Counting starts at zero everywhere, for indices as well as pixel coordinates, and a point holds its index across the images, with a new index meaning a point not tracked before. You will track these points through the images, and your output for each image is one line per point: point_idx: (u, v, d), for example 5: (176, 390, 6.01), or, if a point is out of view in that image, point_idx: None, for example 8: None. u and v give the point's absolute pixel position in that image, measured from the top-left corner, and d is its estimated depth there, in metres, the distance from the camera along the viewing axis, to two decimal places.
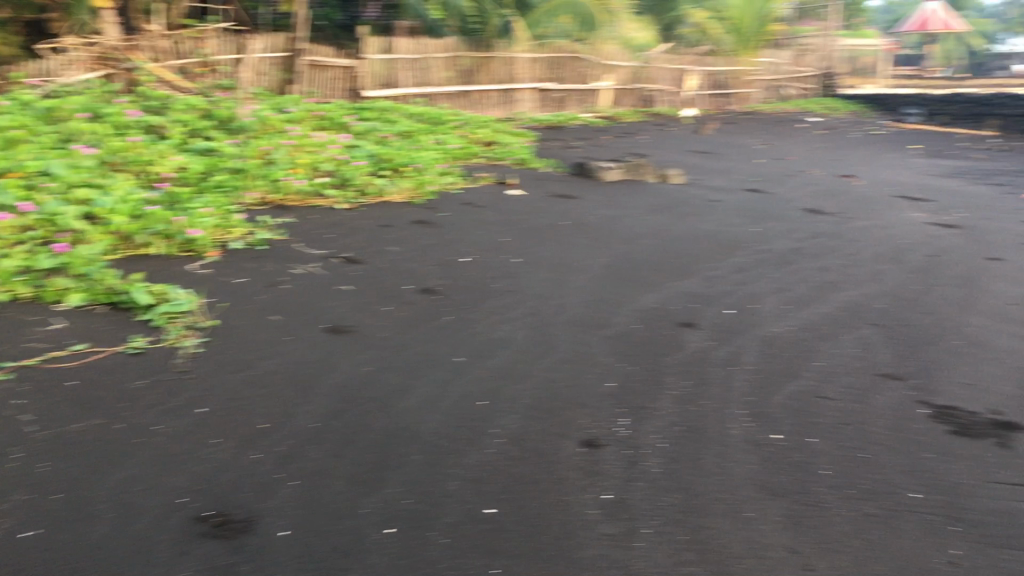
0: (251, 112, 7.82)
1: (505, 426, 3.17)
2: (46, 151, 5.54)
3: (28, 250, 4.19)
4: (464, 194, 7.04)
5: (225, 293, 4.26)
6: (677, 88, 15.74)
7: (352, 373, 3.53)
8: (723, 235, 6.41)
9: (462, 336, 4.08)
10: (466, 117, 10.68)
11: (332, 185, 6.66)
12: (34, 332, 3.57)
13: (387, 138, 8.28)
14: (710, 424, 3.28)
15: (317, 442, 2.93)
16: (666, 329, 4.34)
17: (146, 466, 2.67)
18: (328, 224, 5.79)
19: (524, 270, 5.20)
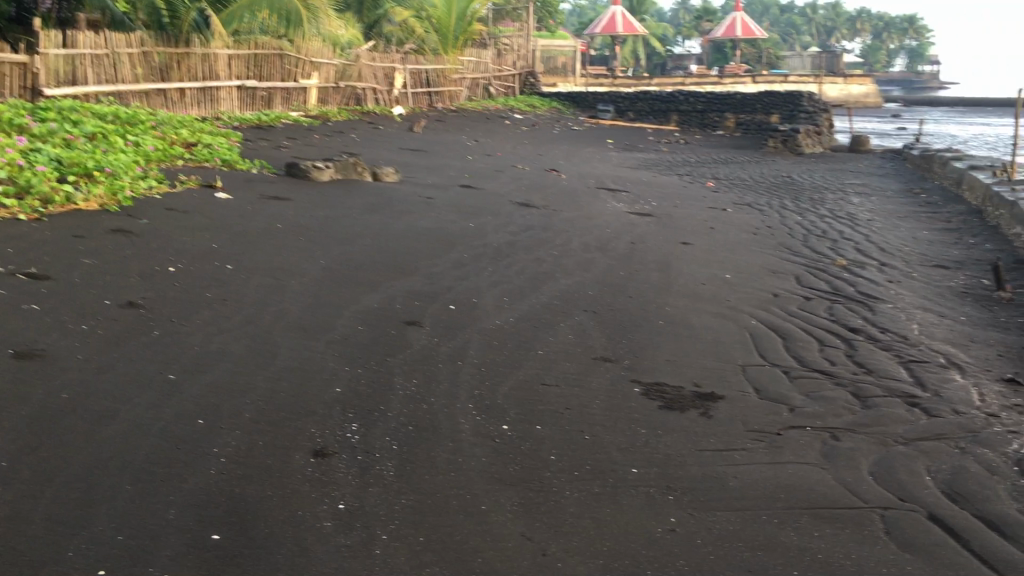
0: None
1: (228, 443, 2.99)
2: None
3: None
4: (166, 199, 6.60)
5: None
6: (386, 86, 15.78)
7: (46, 402, 3.16)
8: (440, 231, 6.48)
9: (174, 351, 3.80)
10: (164, 117, 10.04)
11: (10, 194, 5.97)
12: None
13: (74, 140, 7.58)
14: (441, 421, 3.29)
15: (7, 484, 2.60)
16: (391, 329, 4.30)
17: None
18: (6, 237, 5.18)
19: (238, 276, 4.95)
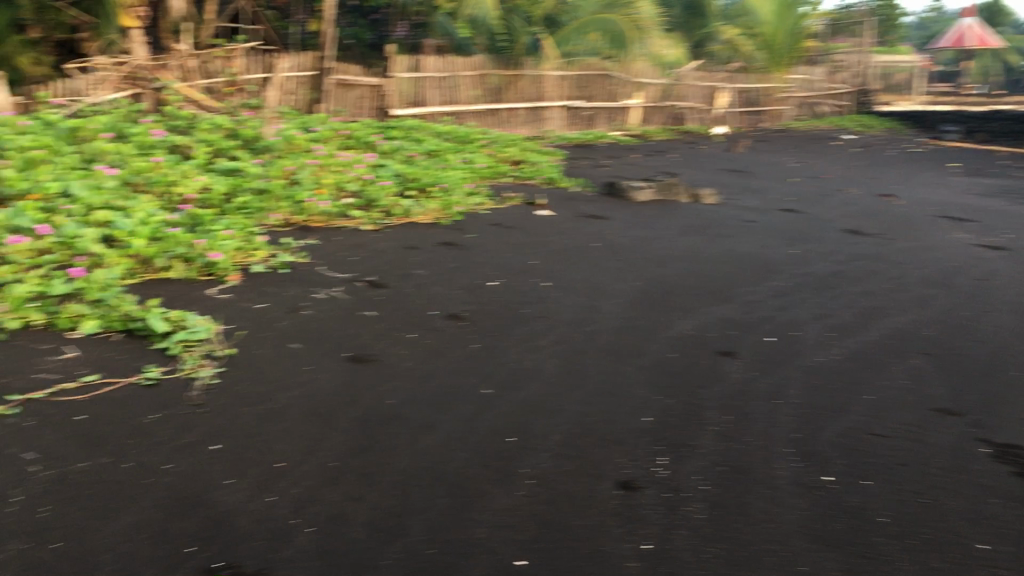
0: (277, 130, 7.65)
1: (536, 465, 3.00)
2: (67, 170, 5.35)
3: (43, 273, 3.98)
4: (492, 215, 6.89)
5: (245, 319, 4.11)
6: (708, 106, 15.55)
7: (374, 407, 3.35)
8: (759, 257, 6.19)
9: (491, 365, 3.90)
10: (494, 136, 10.55)
11: (358, 206, 6.49)
12: (45, 363, 3.34)
13: (415, 157, 8.14)
14: (756, 463, 3.07)
15: (336, 484, 2.76)
16: (705, 358, 4.13)
17: (154, 509, 2.50)
18: (352, 246, 5.64)
19: (554, 295, 5.02)
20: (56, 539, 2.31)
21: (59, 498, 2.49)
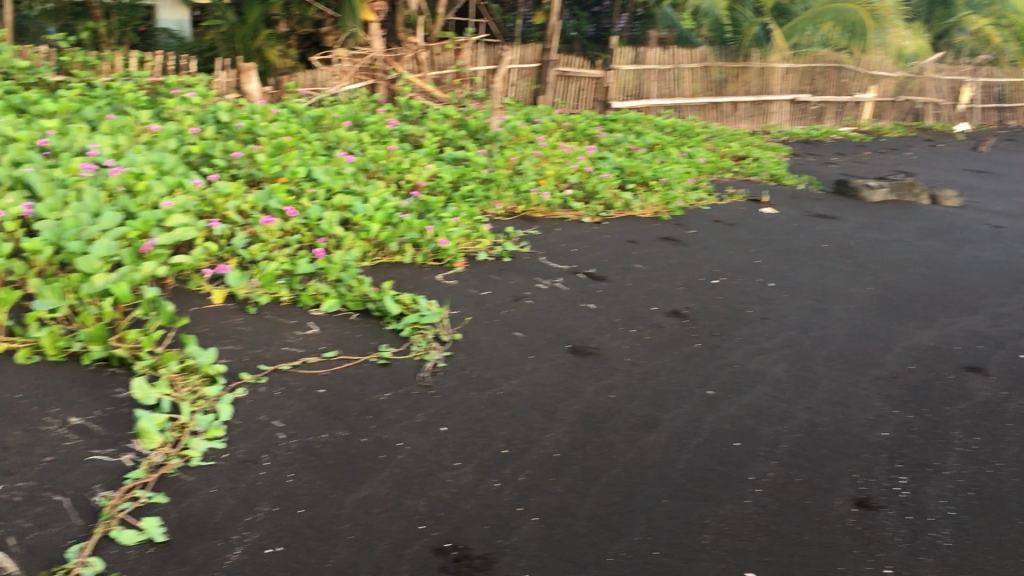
0: (502, 121, 7.79)
1: (763, 473, 2.89)
2: (311, 156, 5.67)
3: (290, 252, 4.22)
4: (713, 211, 6.72)
5: (470, 305, 4.21)
6: (949, 101, 14.49)
7: (596, 401, 3.34)
8: (1009, 266, 5.69)
9: (714, 366, 3.79)
10: (715, 129, 10.30)
11: (579, 198, 6.49)
12: (292, 336, 3.54)
13: (635, 150, 8.06)
14: (1011, 493, 2.81)
15: (560, 476, 2.77)
16: (949, 373, 3.83)
17: (389, 485, 2.58)
18: (573, 237, 5.66)
19: (779, 296, 4.82)
20: (302, 505, 2.42)
21: (303, 466, 2.62)
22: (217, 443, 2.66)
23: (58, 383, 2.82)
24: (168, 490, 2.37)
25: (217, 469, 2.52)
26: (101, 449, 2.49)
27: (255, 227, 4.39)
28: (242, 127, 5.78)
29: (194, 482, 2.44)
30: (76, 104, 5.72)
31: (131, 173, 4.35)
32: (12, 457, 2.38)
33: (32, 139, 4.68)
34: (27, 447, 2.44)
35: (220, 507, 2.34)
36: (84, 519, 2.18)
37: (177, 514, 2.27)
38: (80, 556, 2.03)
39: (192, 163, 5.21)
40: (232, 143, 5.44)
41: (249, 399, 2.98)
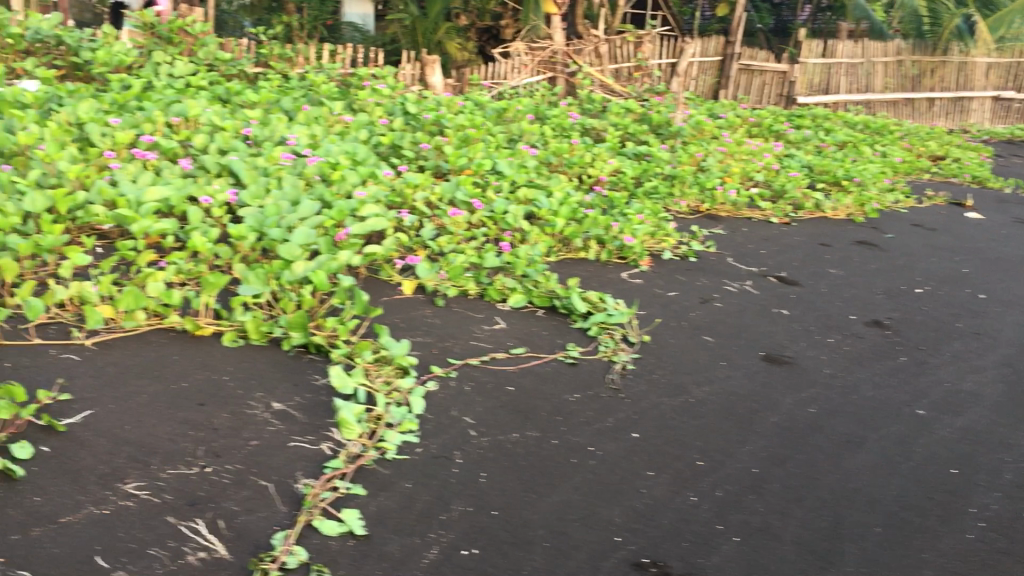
0: (685, 116, 7.56)
1: (988, 507, 2.63)
2: (495, 149, 5.65)
3: (477, 245, 4.19)
4: (911, 214, 6.32)
5: (657, 305, 4.06)
6: None
7: (795, 415, 3.14)
8: None
9: (923, 383, 3.51)
10: (910, 128, 9.69)
11: (766, 197, 6.20)
12: (480, 331, 3.51)
13: (826, 148, 7.66)
14: None
15: (760, 493, 2.61)
16: None
17: (583, 491, 2.49)
18: (761, 238, 5.40)
19: (993, 310, 4.43)
20: (497, 506, 2.35)
21: (495, 465, 2.56)
22: (412, 438, 2.65)
23: (259, 366, 2.89)
24: (365, 482, 2.37)
25: (413, 463, 2.50)
26: (302, 436, 2.53)
27: (443, 219, 4.39)
28: (429, 118, 5.82)
29: (389, 475, 2.42)
30: (274, 95, 5.92)
31: (327, 163, 4.44)
32: (221, 440, 2.42)
33: (236, 128, 4.85)
34: (233, 430, 2.48)
35: (416, 503, 2.31)
36: (287, 506, 2.20)
37: (376, 508, 2.26)
38: (286, 545, 2.03)
39: (382, 153, 5.29)
40: (420, 135, 5.49)
41: (440, 392, 2.96)
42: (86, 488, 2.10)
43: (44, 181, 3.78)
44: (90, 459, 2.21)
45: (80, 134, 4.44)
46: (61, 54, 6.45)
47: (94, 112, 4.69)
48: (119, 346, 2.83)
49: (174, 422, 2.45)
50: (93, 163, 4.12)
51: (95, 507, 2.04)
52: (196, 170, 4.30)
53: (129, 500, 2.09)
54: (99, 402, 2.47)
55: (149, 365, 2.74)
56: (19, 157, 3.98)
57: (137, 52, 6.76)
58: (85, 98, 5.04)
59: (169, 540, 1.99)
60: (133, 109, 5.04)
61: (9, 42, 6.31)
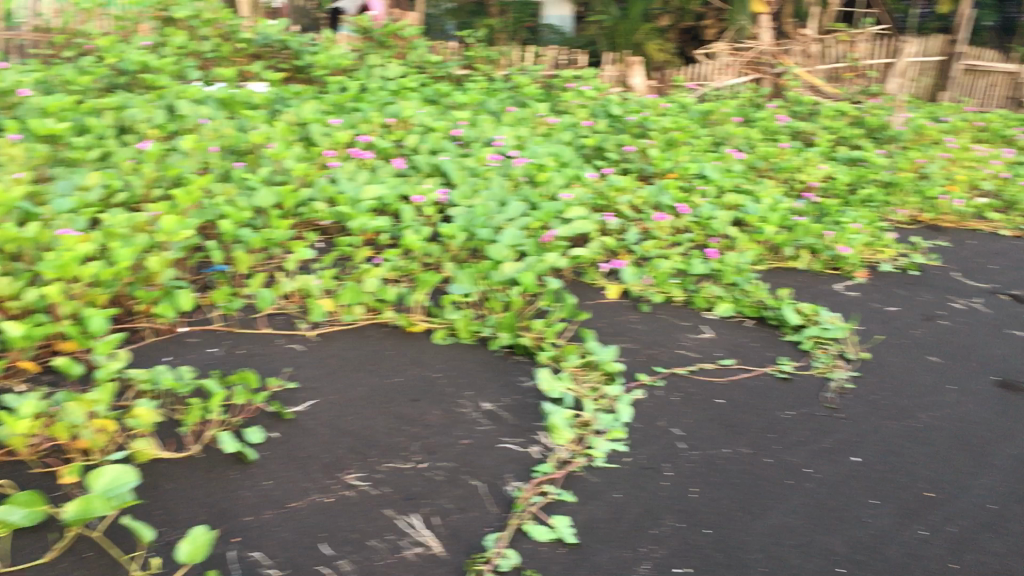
0: (903, 120, 7.11)
1: None
2: (701, 152, 5.49)
3: (683, 251, 4.07)
4: None
5: (876, 321, 3.82)
6: None
7: None
8: None
9: None
10: None
11: (996, 208, 5.72)
12: (686, 340, 3.41)
13: None
14: None
15: (999, 532, 2.38)
16: None
17: (800, 515, 2.36)
18: (990, 253, 4.99)
19: None
20: (709, 525, 2.26)
21: (706, 481, 2.46)
22: (620, 447, 2.55)
23: (469, 364, 2.89)
24: (575, 489, 2.32)
25: (622, 473, 2.43)
26: (512, 437, 2.51)
27: (648, 223, 4.29)
28: (633, 120, 5.74)
29: (599, 483, 2.36)
30: (481, 97, 6.02)
31: (533, 165, 4.45)
32: (435, 437, 2.44)
33: (447, 128, 4.95)
34: (445, 428, 2.50)
35: (626, 514, 2.25)
36: (499, 508, 2.18)
37: (586, 516, 2.21)
38: (498, 547, 2.00)
39: (586, 155, 5.26)
40: (625, 137, 5.42)
41: (647, 401, 2.88)
42: (311, 475, 2.16)
43: (272, 178, 3.98)
44: (314, 448, 2.28)
45: (303, 134, 4.66)
46: (285, 58, 6.83)
47: (316, 112, 4.92)
48: (339, 338, 2.91)
49: (390, 417, 2.50)
50: (315, 162, 4.31)
51: (320, 495, 2.10)
52: (409, 170, 4.43)
53: (350, 491, 2.13)
54: (321, 393, 2.55)
55: (367, 359, 2.80)
56: (250, 155, 4.22)
57: (352, 55, 7.05)
58: (308, 100, 5.30)
59: (388, 533, 2.02)
60: (351, 111, 5.25)
61: (241, 46, 6.74)
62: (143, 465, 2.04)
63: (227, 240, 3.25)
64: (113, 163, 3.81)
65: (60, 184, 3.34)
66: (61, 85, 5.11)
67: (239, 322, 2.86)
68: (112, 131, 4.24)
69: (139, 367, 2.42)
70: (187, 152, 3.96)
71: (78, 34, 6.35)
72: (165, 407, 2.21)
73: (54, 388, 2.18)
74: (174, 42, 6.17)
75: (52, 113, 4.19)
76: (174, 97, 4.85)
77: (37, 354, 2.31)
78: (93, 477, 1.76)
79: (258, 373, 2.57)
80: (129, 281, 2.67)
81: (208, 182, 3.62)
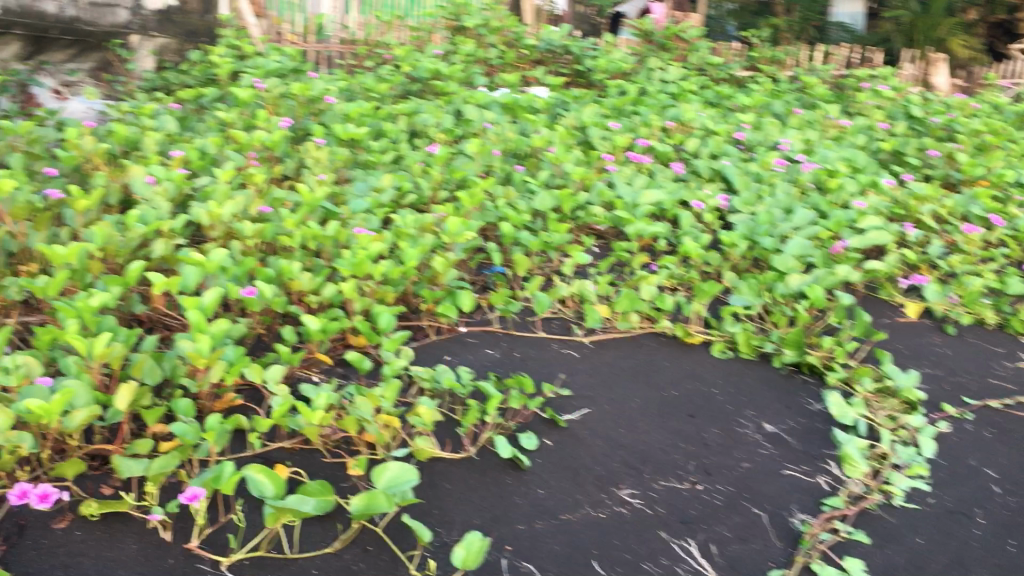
0: None
1: None
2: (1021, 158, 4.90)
3: (997, 268, 3.63)
4: None
5: None
6: None
7: None
8: None
9: None
10: None
11: None
12: (1001, 369, 3.03)
13: None
14: None
15: None
16: None
17: None
18: None
19: None
20: None
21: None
22: (923, 485, 2.27)
23: (749, 381, 2.71)
24: (869, 530, 2.08)
25: (924, 515, 2.16)
26: (797, 465, 2.31)
27: (955, 236, 3.85)
28: (937, 123, 5.23)
29: (898, 526, 2.11)
30: (766, 99, 5.74)
31: (823, 171, 4.15)
32: (713, 458, 2.30)
33: (729, 132, 4.75)
34: (724, 448, 2.35)
35: (930, 565, 1.99)
36: (783, 543, 2.00)
37: (882, 562, 1.97)
38: None
39: (882, 161, 4.85)
40: (928, 140, 4.94)
41: (953, 435, 2.56)
42: (584, 488, 2.09)
43: (551, 181, 3.98)
44: (588, 458, 2.21)
45: (583, 138, 4.65)
46: (567, 62, 6.90)
47: (596, 116, 4.90)
48: (615, 345, 2.83)
49: (665, 432, 2.39)
50: (593, 165, 4.28)
51: (592, 510, 2.02)
52: (688, 174, 4.29)
53: (623, 509, 2.04)
54: (596, 401, 2.47)
55: (642, 369, 2.70)
56: (531, 159, 4.27)
57: (632, 58, 6.99)
58: (588, 104, 5.30)
59: (663, 557, 1.91)
60: (631, 115, 5.19)
61: (525, 52, 6.88)
62: (424, 464, 2.06)
63: (507, 243, 3.28)
64: (404, 165, 3.99)
65: (357, 186, 3.53)
66: (362, 92, 5.45)
67: (517, 326, 2.84)
68: (404, 135, 4.45)
69: (421, 365, 2.47)
70: (472, 155, 4.06)
71: (378, 44, 6.77)
72: (445, 406, 2.23)
73: (346, 382, 2.26)
74: (463, 49, 6.41)
75: (353, 118, 4.46)
76: (462, 102, 5.02)
77: (331, 348, 2.41)
78: (378, 472, 1.80)
79: (533, 377, 2.51)
80: (414, 280, 2.75)
81: (491, 185, 3.69)
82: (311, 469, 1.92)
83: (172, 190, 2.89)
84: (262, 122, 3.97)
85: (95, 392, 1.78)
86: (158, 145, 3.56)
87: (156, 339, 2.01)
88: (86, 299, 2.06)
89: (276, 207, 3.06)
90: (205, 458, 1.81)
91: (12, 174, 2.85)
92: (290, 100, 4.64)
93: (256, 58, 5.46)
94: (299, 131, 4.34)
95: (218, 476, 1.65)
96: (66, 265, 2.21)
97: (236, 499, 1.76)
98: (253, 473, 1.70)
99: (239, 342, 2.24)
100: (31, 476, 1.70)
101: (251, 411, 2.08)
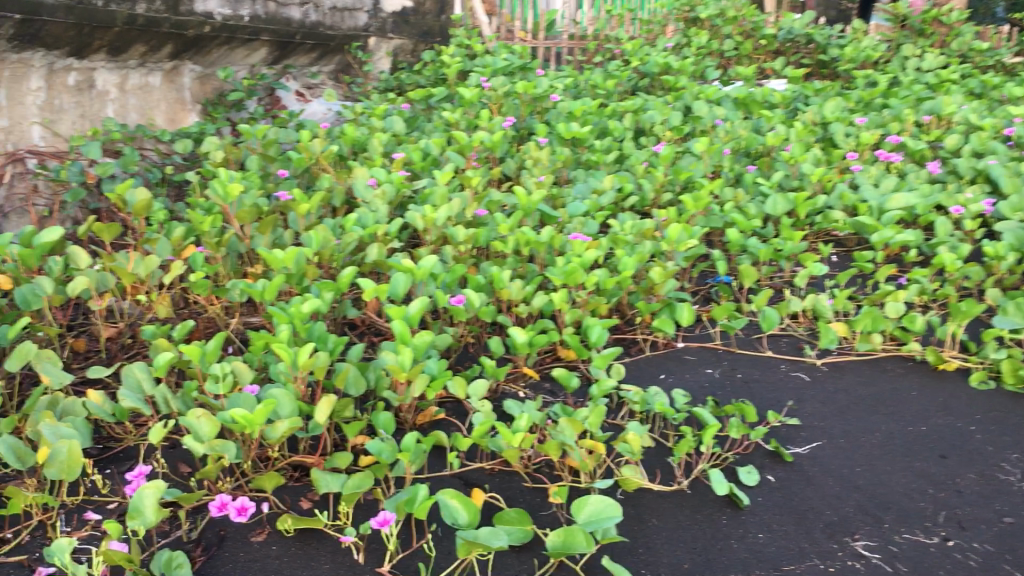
0: None
1: None
2: None
3: None
4: None
5: None
6: None
7: None
8: None
9: None
10: None
11: None
12: None
13: None
14: None
15: None
16: None
17: None
18: None
19: None
20: None
21: None
22: None
23: (1015, 419, 2.33)
24: None
25: None
26: None
27: None
28: None
29: None
30: None
31: None
32: (970, 510, 1.97)
33: (997, 127, 4.22)
34: (982, 497, 2.01)
35: None
36: None
37: None
38: None
39: None
40: None
41: None
42: (811, 535, 1.84)
43: (786, 182, 3.69)
44: (817, 501, 1.96)
45: (823, 135, 4.30)
46: (809, 52, 6.47)
47: (840, 111, 4.52)
48: (853, 369, 2.53)
49: (909, 474, 2.08)
50: (834, 165, 3.94)
51: (819, 561, 1.77)
52: (945, 175, 3.84)
53: (856, 563, 1.77)
54: (828, 434, 2.20)
55: (884, 399, 2.40)
56: (765, 157, 3.98)
57: (882, 46, 6.44)
58: (831, 97, 4.90)
59: None
60: (880, 109, 4.75)
61: (763, 43, 6.51)
62: (630, 496, 1.90)
63: (734, 250, 3.05)
64: (628, 165, 3.84)
65: (577, 188, 3.42)
66: (589, 90, 5.35)
67: (740, 343, 2.62)
68: (629, 134, 4.29)
69: (633, 384, 2.31)
70: (700, 154, 3.85)
71: (608, 39, 6.65)
72: (657, 431, 2.06)
73: (552, 400, 2.14)
74: (695, 42, 6.18)
75: (578, 117, 4.36)
76: (693, 98, 4.80)
77: (539, 361, 2.30)
78: (580, 503, 1.66)
79: (757, 404, 2.28)
80: (630, 290, 2.59)
81: (718, 187, 3.47)
82: (508, 494, 1.82)
83: (391, 193, 2.90)
84: (485, 122, 3.95)
85: (299, 403, 1.75)
86: (384, 146, 3.62)
87: (362, 348, 1.98)
88: (298, 305, 2.08)
89: (493, 210, 3.01)
90: (402, 476, 1.75)
91: (247, 177, 2.97)
92: (516, 99, 4.61)
93: (486, 57, 5.48)
94: (524, 130, 4.29)
95: (411, 499, 1.57)
96: (283, 269, 2.24)
97: (429, 524, 1.68)
98: (448, 497, 1.60)
99: (445, 353, 2.18)
100: (234, 485, 1.69)
101: (453, 427, 2.01)
